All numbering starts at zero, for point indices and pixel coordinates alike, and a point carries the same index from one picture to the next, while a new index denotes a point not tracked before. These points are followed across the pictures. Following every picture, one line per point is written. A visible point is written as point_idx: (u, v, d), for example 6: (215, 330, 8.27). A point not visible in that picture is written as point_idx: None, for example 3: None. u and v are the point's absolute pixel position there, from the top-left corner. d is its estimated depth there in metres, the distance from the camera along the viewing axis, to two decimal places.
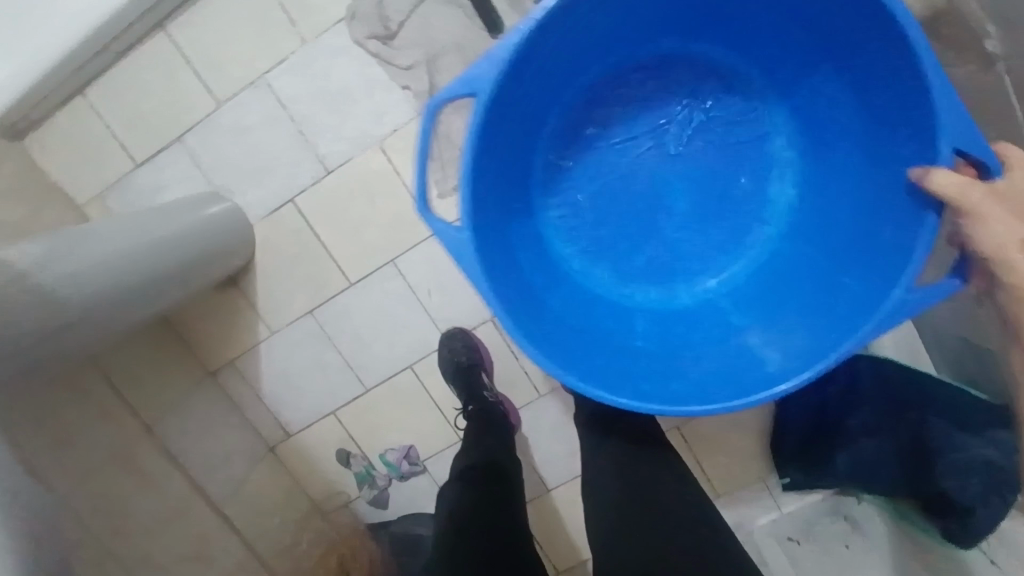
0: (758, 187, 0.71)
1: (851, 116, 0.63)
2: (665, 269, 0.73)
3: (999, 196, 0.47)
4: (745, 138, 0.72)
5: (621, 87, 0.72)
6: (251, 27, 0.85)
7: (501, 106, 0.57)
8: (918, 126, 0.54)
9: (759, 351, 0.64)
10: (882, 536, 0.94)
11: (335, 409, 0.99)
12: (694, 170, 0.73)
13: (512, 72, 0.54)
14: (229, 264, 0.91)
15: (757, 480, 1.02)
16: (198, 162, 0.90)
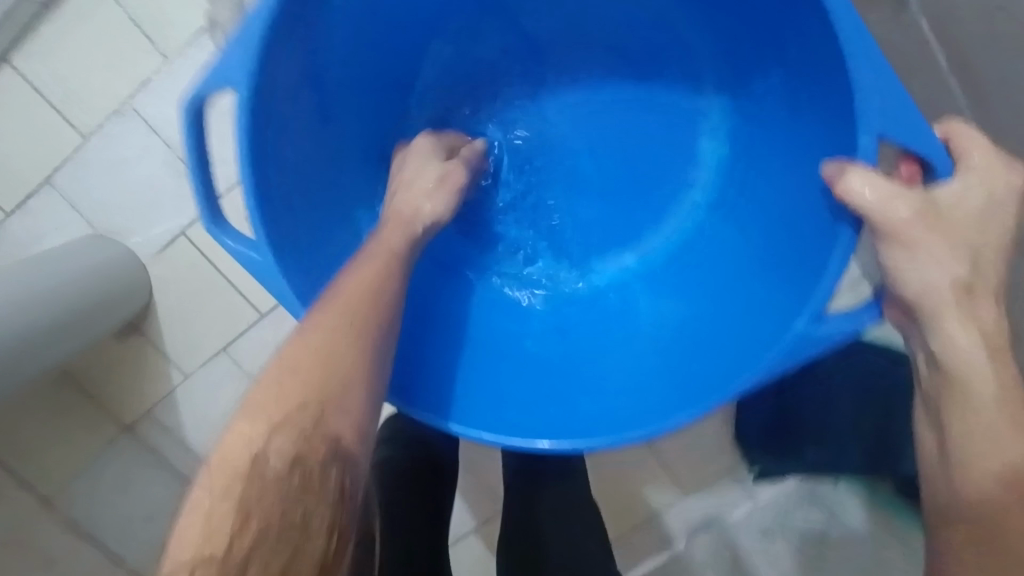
0: (679, 153, 0.72)
1: (778, 91, 0.61)
2: (581, 248, 0.74)
3: (927, 218, 0.44)
4: (662, 100, 0.72)
5: (489, 68, 0.74)
6: (105, 50, 0.77)
7: (290, 94, 0.57)
8: (839, 87, 0.51)
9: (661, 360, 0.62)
10: (860, 520, 0.89)
11: None
12: (603, 157, 0.73)
13: (283, 61, 0.53)
14: (125, 309, 0.83)
15: (728, 472, 0.93)
16: (73, 204, 0.81)
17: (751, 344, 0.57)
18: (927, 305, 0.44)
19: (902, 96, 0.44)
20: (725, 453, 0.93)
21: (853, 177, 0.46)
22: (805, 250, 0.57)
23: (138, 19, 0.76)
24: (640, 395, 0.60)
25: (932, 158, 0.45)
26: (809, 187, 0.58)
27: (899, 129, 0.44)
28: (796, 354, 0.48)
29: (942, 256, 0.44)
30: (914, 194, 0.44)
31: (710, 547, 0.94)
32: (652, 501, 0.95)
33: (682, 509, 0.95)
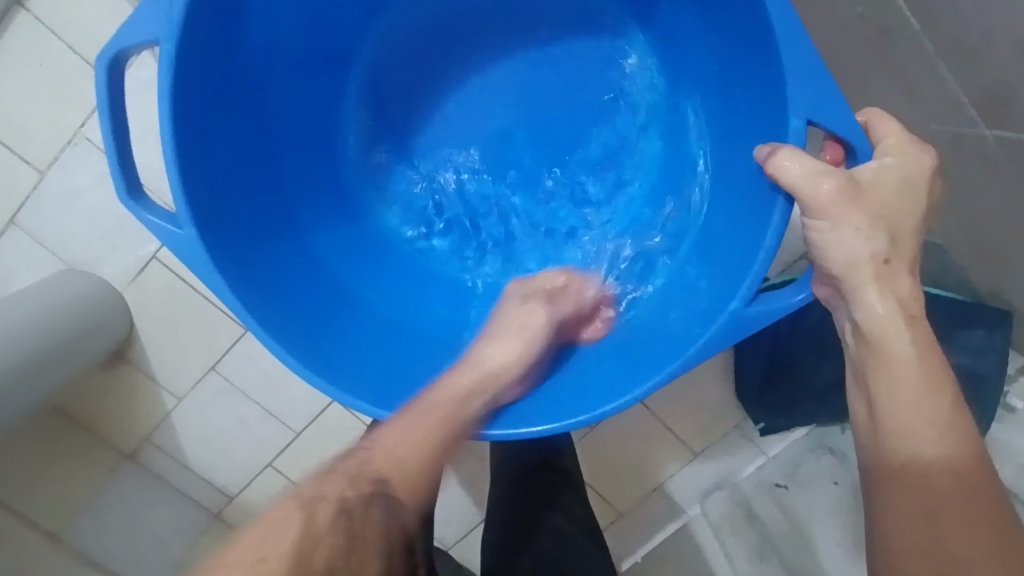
0: (618, 133, 0.74)
1: (710, 67, 0.64)
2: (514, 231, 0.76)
3: (851, 195, 0.47)
4: (599, 70, 0.74)
5: (423, 56, 0.77)
6: (47, 80, 0.76)
7: (220, 90, 0.59)
8: (757, 35, 0.53)
9: (600, 344, 0.65)
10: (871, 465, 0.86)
11: (270, 460, 0.92)
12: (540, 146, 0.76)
13: (203, 59, 0.55)
14: (106, 340, 0.82)
15: (734, 430, 0.92)
16: (40, 240, 0.81)
17: (688, 322, 0.59)
18: (849, 279, 0.49)
19: (827, 82, 0.49)
20: (728, 411, 0.91)
21: (784, 155, 0.49)
22: (732, 234, 0.60)
23: (77, 47, 0.75)
24: (580, 377, 0.62)
25: (854, 140, 0.49)
26: (741, 167, 0.61)
27: (826, 114, 0.49)
28: (733, 330, 0.52)
29: (862, 231, 0.48)
30: (839, 171, 0.47)
31: (724, 507, 0.94)
32: (661, 468, 0.95)
33: (692, 472, 0.95)
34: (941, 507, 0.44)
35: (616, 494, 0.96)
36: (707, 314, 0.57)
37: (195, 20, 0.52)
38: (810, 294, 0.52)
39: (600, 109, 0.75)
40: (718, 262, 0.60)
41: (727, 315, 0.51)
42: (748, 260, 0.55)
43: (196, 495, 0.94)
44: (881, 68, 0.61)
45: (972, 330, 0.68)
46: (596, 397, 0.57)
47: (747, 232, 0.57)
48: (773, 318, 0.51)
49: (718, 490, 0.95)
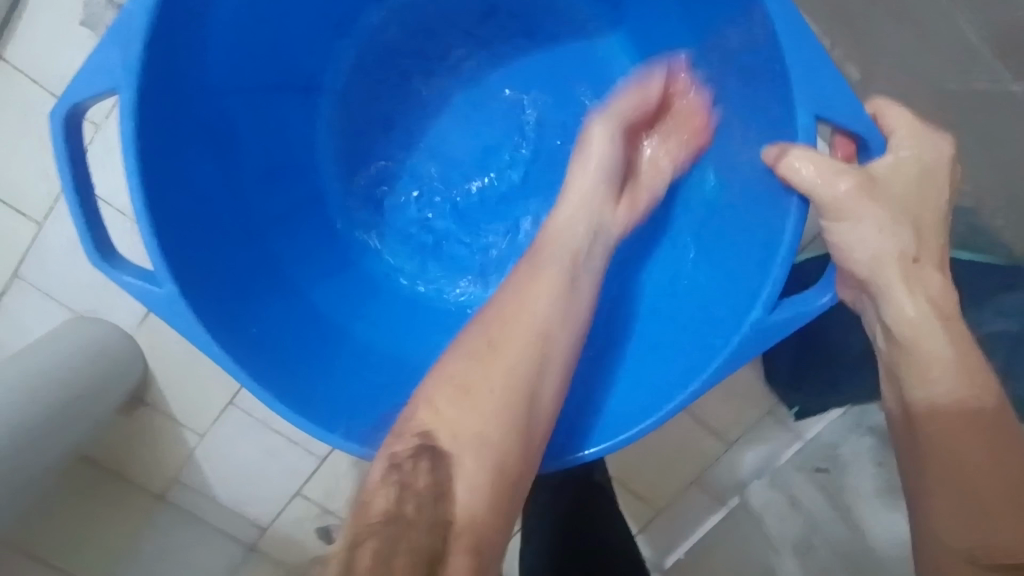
0: None
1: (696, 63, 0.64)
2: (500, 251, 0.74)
3: (870, 192, 0.44)
4: (576, 74, 0.73)
5: (388, 76, 0.75)
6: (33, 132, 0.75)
7: (183, 134, 0.57)
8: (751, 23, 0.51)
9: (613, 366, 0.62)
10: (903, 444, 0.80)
11: (300, 490, 0.90)
12: (519, 163, 0.74)
13: (162, 96, 0.53)
14: (125, 385, 0.82)
15: (768, 416, 0.89)
16: (48, 292, 0.81)
17: (704, 335, 0.57)
18: (877, 278, 0.46)
19: (830, 75, 0.45)
20: (760, 397, 0.88)
21: (794, 155, 0.46)
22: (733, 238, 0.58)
23: (58, 93, 0.73)
24: (592, 399, 0.60)
25: (863, 133, 0.46)
26: (740, 169, 0.59)
27: (835, 107, 0.45)
28: (759, 341, 0.48)
29: (885, 229, 0.45)
30: (855, 168, 0.44)
31: (766, 495, 0.91)
32: (698, 462, 0.92)
33: (731, 462, 0.92)
34: (988, 510, 0.42)
35: (654, 492, 0.94)
36: (724, 327, 0.54)
37: (153, 61, 0.50)
38: (833, 295, 0.48)
39: (573, 120, 0.73)
40: (730, 272, 0.58)
41: (750, 325, 0.48)
42: (765, 267, 0.52)
43: (232, 529, 0.93)
44: (903, 35, 0.57)
45: (1017, 293, 0.64)
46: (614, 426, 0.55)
47: (762, 235, 0.54)
48: (791, 328, 0.48)
49: (758, 479, 0.93)
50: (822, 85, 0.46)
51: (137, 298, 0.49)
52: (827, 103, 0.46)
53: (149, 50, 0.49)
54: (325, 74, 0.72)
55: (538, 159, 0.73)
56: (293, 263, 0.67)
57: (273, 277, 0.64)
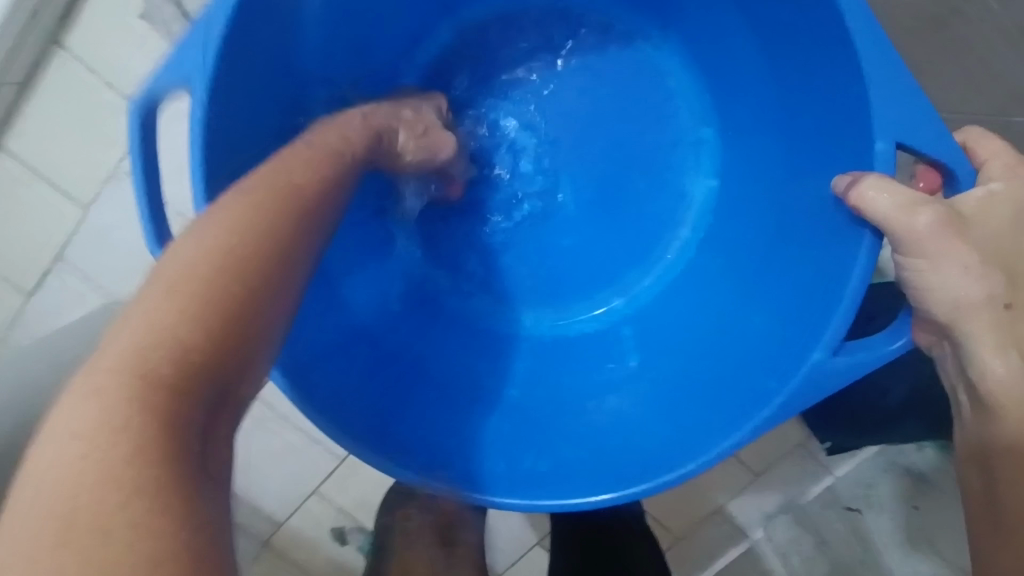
0: (671, 174, 0.69)
1: (765, 88, 0.61)
2: (563, 276, 0.71)
3: (956, 227, 0.43)
4: (649, 92, 0.69)
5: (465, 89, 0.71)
6: (83, 117, 0.76)
7: (259, 120, 0.54)
8: (840, 54, 0.48)
9: (654, 401, 0.59)
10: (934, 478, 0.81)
11: (316, 488, 0.91)
12: (587, 187, 0.70)
13: (243, 84, 0.50)
14: None
15: (797, 449, 0.86)
16: (85, 274, 0.82)
17: (752, 375, 0.55)
18: (961, 324, 0.44)
19: (920, 104, 0.44)
20: (794, 428, 0.85)
21: (868, 185, 0.45)
22: (802, 279, 0.55)
23: (113, 83, 0.74)
24: (640, 436, 0.57)
25: (953, 166, 0.44)
26: (813, 206, 0.55)
27: (919, 135, 0.44)
28: (812, 384, 0.47)
29: (971, 268, 0.43)
30: (938, 201, 0.43)
31: (790, 532, 0.89)
32: (719, 490, 0.89)
33: (755, 496, 0.89)
34: None
35: (672, 519, 0.90)
36: (776, 367, 0.53)
37: (239, 48, 0.48)
38: (909, 342, 0.46)
39: (659, 150, 0.69)
40: (786, 308, 0.56)
41: (807, 370, 0.47)
42: (825, 307, 0.50)
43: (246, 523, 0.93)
44: None
45: None
46: (669, 459, 0.52)
47: (824, 272, 0.52)
48: (857, 376, 0.46)
49: (784, 513, 0.89)
50: (916, 113, 0.44)
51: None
52: (914, 131, 0.44)
53: (231, 34, 0.46)
54: (394, 82, 0.69)
55: (618, 178, 0.69)
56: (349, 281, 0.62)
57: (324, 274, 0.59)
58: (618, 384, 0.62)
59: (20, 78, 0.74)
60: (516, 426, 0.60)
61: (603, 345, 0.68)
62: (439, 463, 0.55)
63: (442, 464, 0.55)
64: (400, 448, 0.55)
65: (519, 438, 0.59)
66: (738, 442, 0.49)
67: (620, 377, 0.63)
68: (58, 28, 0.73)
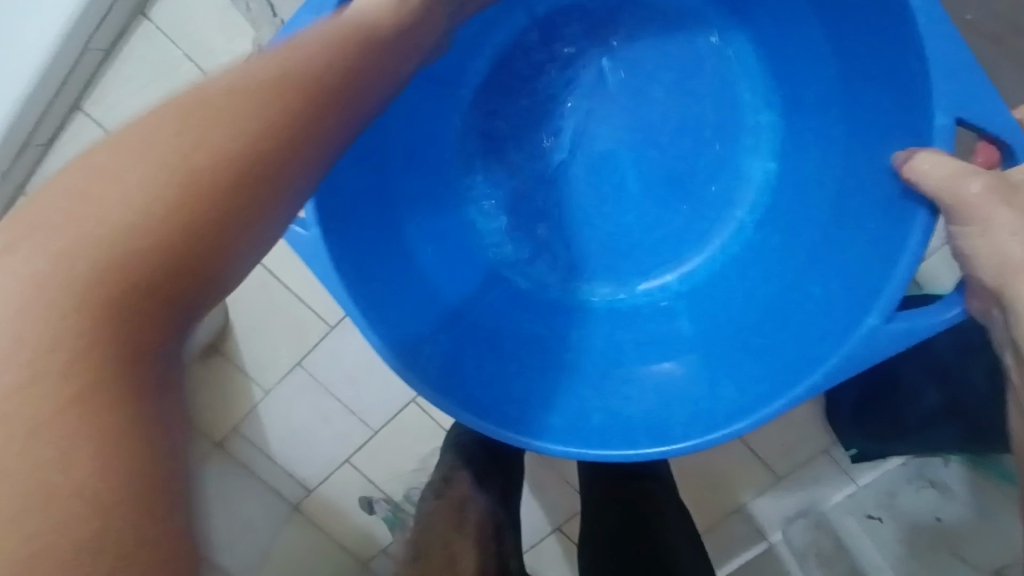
0: (731, 158, 0.72)
1: (827, 77, 0.62)
2: (619, 250, 0.74)
3: (1005, 195, 0.44)
4: (711, 77, 0.71)
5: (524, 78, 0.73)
6: (161, 85, 0.80)
7: None
8: (906, 60, 0.51)
9: (703, 371, 0.62)
10: (960, 487, 0.82)
11: (349, 456, 0.94)
12: (646, 168, 0.72)
13: None
14: (205, 333, 0.86)
15: (822, 454, 0.88)
16: None
17: (804, 348, 0.57)
18: (1009, 289, 0.43)
19: (978, 78, 0.46)
20: (819, 432, 0.87)
21: (924, 159, 0.48)
22: (857, 260, 0.57)
23: (193, 54, 0.79)
24: (689, 400, 0.60)
25: (1012, 139, 0.46)
26: (871, 195, 0.57)
27: (976, 107, 0.46)
28: (868, 351, 0.50)
29: (1019, 235, 0.43)
30: (987, 171, 0.45)
31: (809, 535, 0.89)
32: (740, 490, 0.91)
33: (775, 498, 0.91)
34: None
35: (694, 514, 0.93)
36: (829, 339, 0.55)
37: None
38: (963, 312, 0.47)
39: (717, 135, 0.72)
40: (841, 286, 0.58)
41: (862, 335, 0.49)
42: (877, 284, 0.53)
43: (278, 487, 0.96)
44: None
45: None
46: (718, 420, 0.55)
47: (879, 251, 0.54)
48: (910, 341, 0.48)
49: (804, 517, 0.91)
50: (974, 87, 0.46)
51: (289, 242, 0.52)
52: (973, 104, 0.46)
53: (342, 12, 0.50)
54: (465, 73, 0.72)
55: (681, 159, 0.72)
56: (418, 242, 0.66)
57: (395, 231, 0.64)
58: (667, 354, 0.65)
59: (105, 45, 0.78)
60: (569, 386, 0.63)
61: (655, 318, 0.70)
62: (496, 416, 0.59)
63: (501, 417, 0.59)
64: (462, 398, 0.58)
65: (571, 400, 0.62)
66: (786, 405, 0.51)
67: (670, 348, 0.66)
68: None
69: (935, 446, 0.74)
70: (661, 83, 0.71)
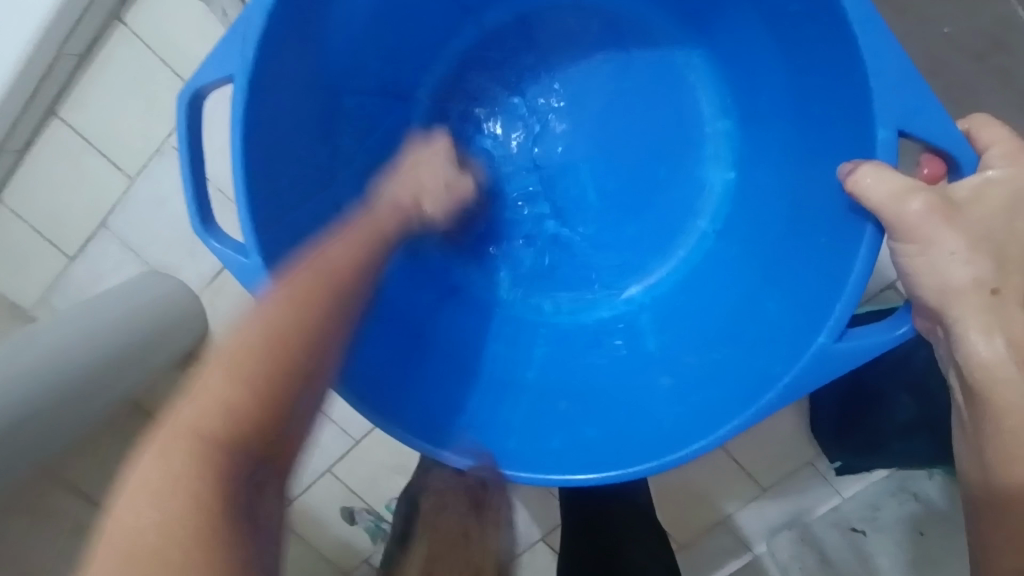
0: (688, 168, 0.71)
1: (775, 87, 0.62)
2: (579, 264, 0.73)
3: (946, 214, 0.44)
4: (665, 88, 0.71)
5: (483, 96, 0.75)
6: (136, 91, 0.79)
7: (299, 109, 0.58)
8: (844, 73, 0.50)
9: (659, 388, 0.61)
10: (942, 502, 0.82)
11: (330, 467, 0.93)
12: (601, 180, 0.72)
13: (296, 63, 0.55)
14: (180, 341, 0.85)
15: (807, 466, 0.87)
16: (127, 243, 0.85)
17: (760, 364, 0.56)
18: (951, 309, 0.45)
19: (921, 88, 0.45)
20: (803, 444, 0.86)
21: (865, 172, 0.47)
22: (808, 276, 0.56)
23: (170, 60, 0.78)
24: (646, 419, 0.59)
25: (956, 152, 0.45)
26: (821, 205, 0.57)
27: (919, 120, 0.45)
28: (819, 372, 0.48)
29: (962, 255, 0.44)
30: (929, 188, 0.45)
31: (793, 548, 0.89)
32: (724, 503, 0.90)
33: (758, 509, 0.90)
34: None
35: (677, 526, 0.91)
36: (783, 359, 0.54)
37: (291, 28, 0.51)
38: (910, 329, 0.47)
39: (674, 145, 0.71)
40: (794, 300, 0.57)
41: (812, 355, 0.48)
42: (826, 304, 0.51)
43: None
44: None
45: None
46: (671, 441, 0.54)
47: (827, 266, 0.53)
48: (861, 359, 0.47)
49: (788, 529, 0.90)
50: (917, 97, 0.45)
51: (230, 270, 0.51)
52: (913, 116, 0.45)
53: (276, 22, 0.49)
54: (419, 83, 0.73)
55: (638, 173, 0.72)
56: None
57: None
58: (623, 370, 0.64)
59: (80, 50, 0.77)
60: (525, 406, 0.62)
61: (616, 332, 0.69)
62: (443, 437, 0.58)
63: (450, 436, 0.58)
64: (410, 419, 0.58)
65: (525, 419, 0.61)
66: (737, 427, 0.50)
67: (627, 363, 0.65)
68: (119, 4, 0.75)
69: (915, 458, 0.75)
70: (612, 95, 0.71)
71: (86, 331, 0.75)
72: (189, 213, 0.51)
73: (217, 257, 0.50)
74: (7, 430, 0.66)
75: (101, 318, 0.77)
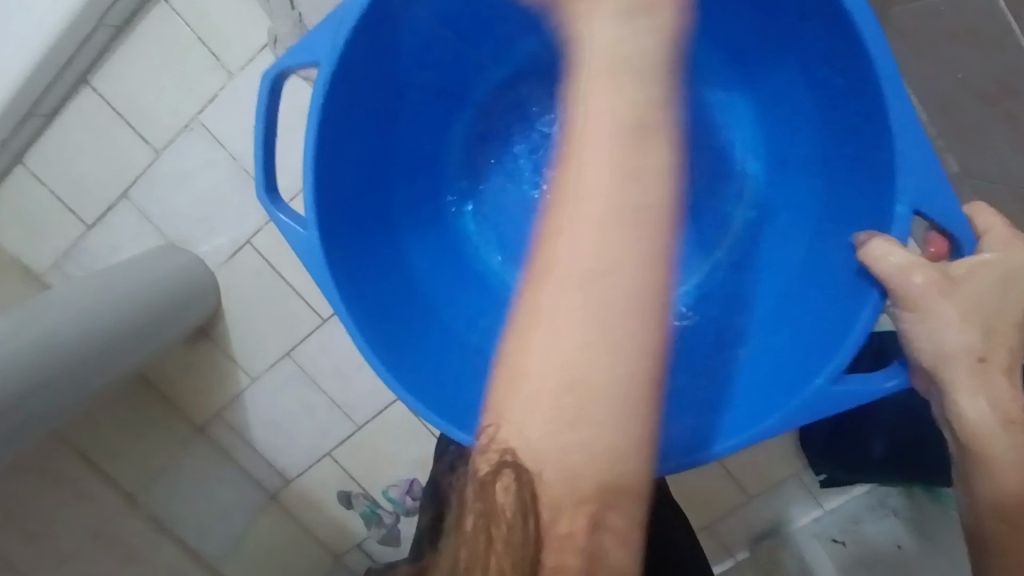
0: (716, 192, 0.74)
1: (809, 128, 0.65)
2: None
3: (945, 289, 0.48)
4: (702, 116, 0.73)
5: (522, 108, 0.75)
6: (169, 67, 0.80)
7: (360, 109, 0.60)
8: (871, 131, 0.54)
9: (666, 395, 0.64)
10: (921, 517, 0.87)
11: (329, 450, 0.94)
12: None
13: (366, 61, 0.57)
14: (197, 313, 0.86)
15: (793, 478, 0.91)
16: (147, 215, 0.86)
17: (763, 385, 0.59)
18: (942, 370, 0.49)
19: (931, 171, 0.50)
20: (789, 460, 0.90)
21: (877, 244, 0.51)
22: (819, 310, 0.59)
23: (207, 39, 0.79)
24: None
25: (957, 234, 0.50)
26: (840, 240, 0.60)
27: (930, 203, 0.50)
28: (819, 405, 0.52)
29: (956, 326, 0.48)
30: (930, 265, 0.49)
31: (777, 556, 0.92)
32: (717, 508, 0.93)
33: (748, 515, 0.93)
34: None
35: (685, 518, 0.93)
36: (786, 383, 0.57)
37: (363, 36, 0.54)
38: (902, 382, 0.51)
39: (705, 168, 0.74)
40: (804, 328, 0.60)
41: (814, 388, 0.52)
42: (834, 341, 0.55)
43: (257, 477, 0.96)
44: None
45: None
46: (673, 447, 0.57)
47: (842, 304, 0.57)
48: (854, 402, 0.51)
49: (773, 537, 0.93)
50: (930, 180, 0.50)
51: (286, 235, 0.54)
52: (924, 198, 0.50)
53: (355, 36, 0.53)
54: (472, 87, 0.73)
55: None
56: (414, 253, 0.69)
57: (388, 230, 0.66)
58: None
59: (118, 22, 0.78)
60: None
61: None
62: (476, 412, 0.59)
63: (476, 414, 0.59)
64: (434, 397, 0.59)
65: None
66: (733, 446, 0.53)
67: None
68: None
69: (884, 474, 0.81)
70: None
71: (114, 301, 0.75)
72: (257, 184, 0.55)
73: (278, 226, 0.54)
74: (46, 384, 0.64)
75: (124, 289, 0.77)
